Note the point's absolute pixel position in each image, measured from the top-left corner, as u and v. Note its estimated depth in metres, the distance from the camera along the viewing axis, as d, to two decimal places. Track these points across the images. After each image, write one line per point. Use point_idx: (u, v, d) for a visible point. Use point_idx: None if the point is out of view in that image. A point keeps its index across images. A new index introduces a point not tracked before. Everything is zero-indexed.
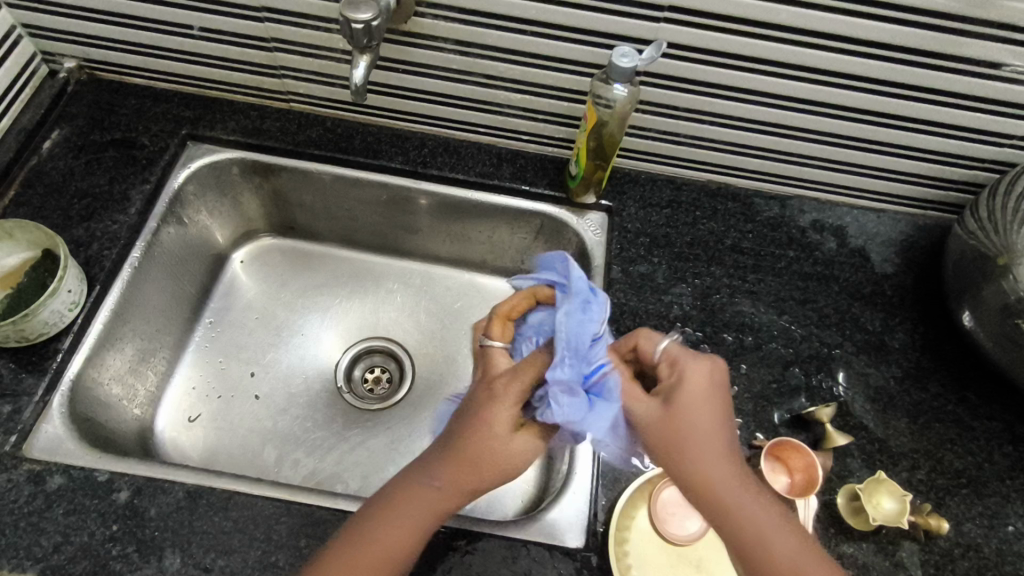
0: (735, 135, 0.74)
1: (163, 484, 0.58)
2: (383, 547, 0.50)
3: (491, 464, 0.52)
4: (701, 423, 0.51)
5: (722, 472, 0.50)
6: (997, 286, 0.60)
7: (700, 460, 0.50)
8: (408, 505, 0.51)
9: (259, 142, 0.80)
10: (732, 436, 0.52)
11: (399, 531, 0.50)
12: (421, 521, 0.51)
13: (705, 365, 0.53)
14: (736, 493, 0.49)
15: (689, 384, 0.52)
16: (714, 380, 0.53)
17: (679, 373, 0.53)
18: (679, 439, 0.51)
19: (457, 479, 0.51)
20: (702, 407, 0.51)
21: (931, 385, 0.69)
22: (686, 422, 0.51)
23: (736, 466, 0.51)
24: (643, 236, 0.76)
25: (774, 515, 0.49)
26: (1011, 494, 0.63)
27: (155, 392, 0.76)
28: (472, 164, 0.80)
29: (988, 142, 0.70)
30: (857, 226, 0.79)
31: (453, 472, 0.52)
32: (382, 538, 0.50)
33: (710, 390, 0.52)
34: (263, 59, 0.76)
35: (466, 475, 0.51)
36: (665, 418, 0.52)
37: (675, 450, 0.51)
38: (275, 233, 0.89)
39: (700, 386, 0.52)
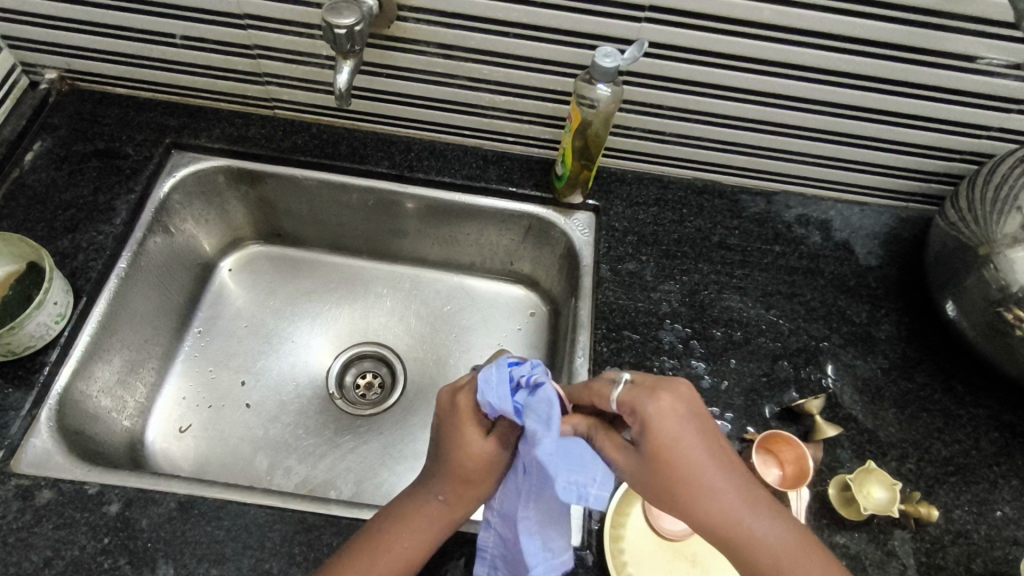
0: (719, 132, 0.75)
1: (154, 495, 0.57)
2: (399, 560, 0.51)
3: (488, 477, 0.53)
4: (686, 464, 0.46)
5: (724, 507, 0.45)
6: (979, 276, 0.61)
7: (693, 498, 0.45)
8: (416, 521, 0.52)
9: (245, 150, 0.80)
10: (725, 461, 0.47)
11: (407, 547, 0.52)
12: (428, 535, 0.52)
13: (665, 398, 0.47)
14: (745, 525, 0.45)
15: (657, 426, 0.46)
16: (679, 412, 0.47)
17: (641, 415, 0.47)
18: (666, 486, 0.46)
19: (458, 495, 0.53)
20: (682, 442, 0.46)
21: (917, 375, 0.70)
22: (669, 468, 0.45)
23: (738, 496, 0.46)
24: (631, 234, 0.76)
25: (793, 535, 0.46)
26: (998, 481, 0.64)
27: (145, 404, 0.75)
28: (458, 167, 0.80)
29: (966, 135, 0.71)
30: (841, 219, 0.80)
31: (459, 490, 0.53)
32: (394, 554, 0.51)
33: (683, 423, 0.46)
34: (247, 66, 0.76)
35: (471, 489, 0.53)
36: (645, 463, 0.46)
37: (669, 500, 0.46)
38: (263, 240, 0.89)
39: (671, 423, 0.46)
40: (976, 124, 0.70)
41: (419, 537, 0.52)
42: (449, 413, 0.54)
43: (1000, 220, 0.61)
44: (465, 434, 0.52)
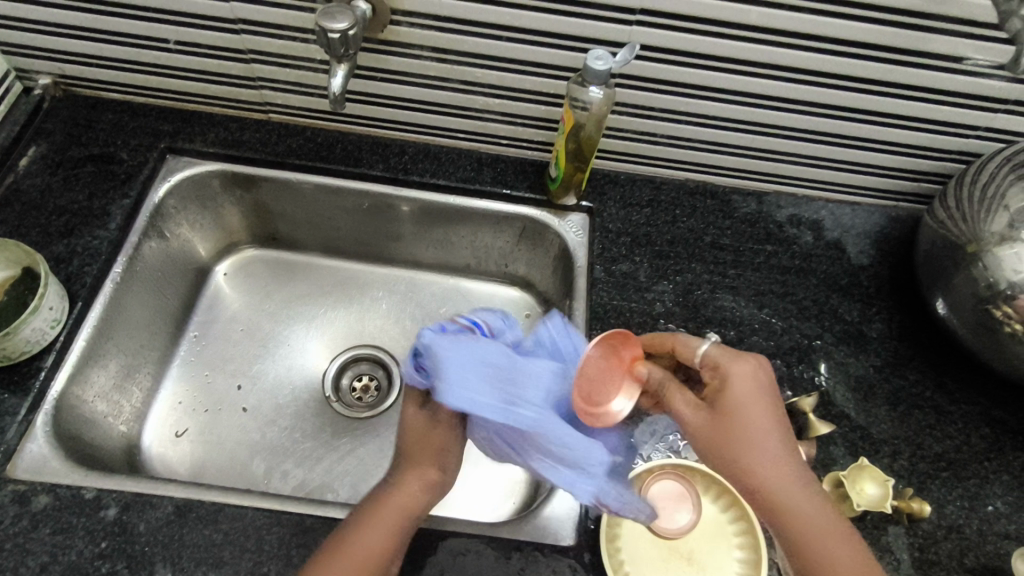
0: (711, 134, 0.76)
1: (151, 499, 0.57)
2: (371, 551, 0.51)
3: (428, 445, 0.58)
4: (744, 425, 0.52)
5: (764, 471, 0.51)
6: (968, 274, 0.62)
7: (745, 456, 0.51)
8: (371, 511, 0.53)
9: (240, 154, 0.80)
10: (777, 438, 0.52)
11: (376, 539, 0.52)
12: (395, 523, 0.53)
13: (746, 363, 0.54)
14: (774, 490, 0.51)
15: (734, 386, 0.53)
16: (754, 380, 0.54)
17: (724, 374, 0.54)
18: (725, 439, 0.52)
19: (411, 474, 0.56)
20: (746, 408, 0.52)
21: (909, 372, 0.70)
22: (731, 425, 0.52)
23: (784, 458, 0.52)
24: (624, 235, 0.77)
25: (820, 513, 0.51)
26: (989, 476, 0.65)
27: (141, 409, 0.75)
28: (453, 170, 0.81)
29: (954, 134, 0.72)
30: (832, 219, 0.81)
31: (414, 473, 0.56)
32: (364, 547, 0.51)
33: (754, 392, 0.53)
34: (240, 70, 0.76)
35: (421, 468, 0.56)
36: (713, 420, 0.53)
37: (718, 454, 0.52)
38: (258, 244, 0.89)
39: (746, 388, 0.53)
40: (964, 124, 0.71)
41: (380, 524, 0.52)
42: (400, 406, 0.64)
43: (988, 218, 0.62)
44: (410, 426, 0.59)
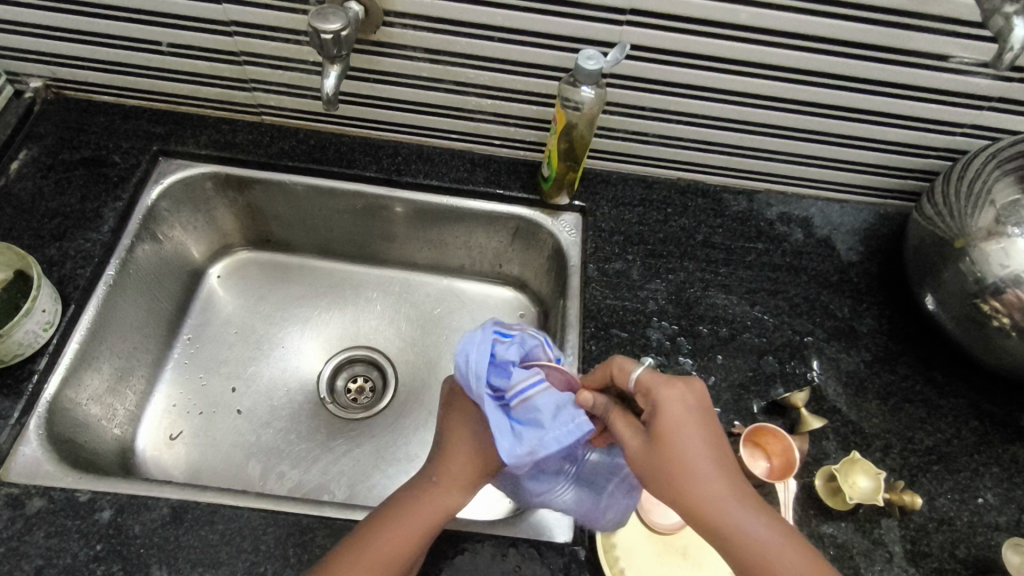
0: (701, 133, 0.76)
1: (146, 501, 0.57)
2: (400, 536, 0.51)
3: (481, 463, 0.57)
4: (686, 452, 0.48)
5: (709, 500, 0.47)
6: (956, 269, 0.63)
7: (684, 484, 0.47)
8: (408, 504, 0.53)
9: (232, 156, 0.80)
10: (720, 459, 0.48)
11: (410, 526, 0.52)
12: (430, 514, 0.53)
13: (677, 387, 0.50)
14: (733, 520, 0.46)
15: (665, 410, 0.49)
16: (687, 402, 0.50)
17: (654, 401, 0.50)
18: (660, 469, 0.48)
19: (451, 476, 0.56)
20: (679, 433, 0.48)
21: (899, 367, 0.71)
22: (672, 456, 0.48)
23: (730, 491, 0.47)
24: (617, 234, 0.77)
25: (777, 533, 0.46)
26: (979, 469, 0.66)
27: (135, 411, 0.75)
28: (446, 170, 0.81)
29: (940, 132, 0.73)
30: (822, 216, 0.82)
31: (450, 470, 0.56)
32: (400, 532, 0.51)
33: (685, 415, 0.49)
34: (233, 72, 0.77)
35: (459, 465, 0.56)
36: (650, 448, 0.49)
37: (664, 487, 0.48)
38: (252, 246, 0.89)
39: (678, 414, 0.49)
40: (949, 121, 0.72)
41: (415, 513, 0.53)
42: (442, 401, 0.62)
43: (975, 214, 0.63)
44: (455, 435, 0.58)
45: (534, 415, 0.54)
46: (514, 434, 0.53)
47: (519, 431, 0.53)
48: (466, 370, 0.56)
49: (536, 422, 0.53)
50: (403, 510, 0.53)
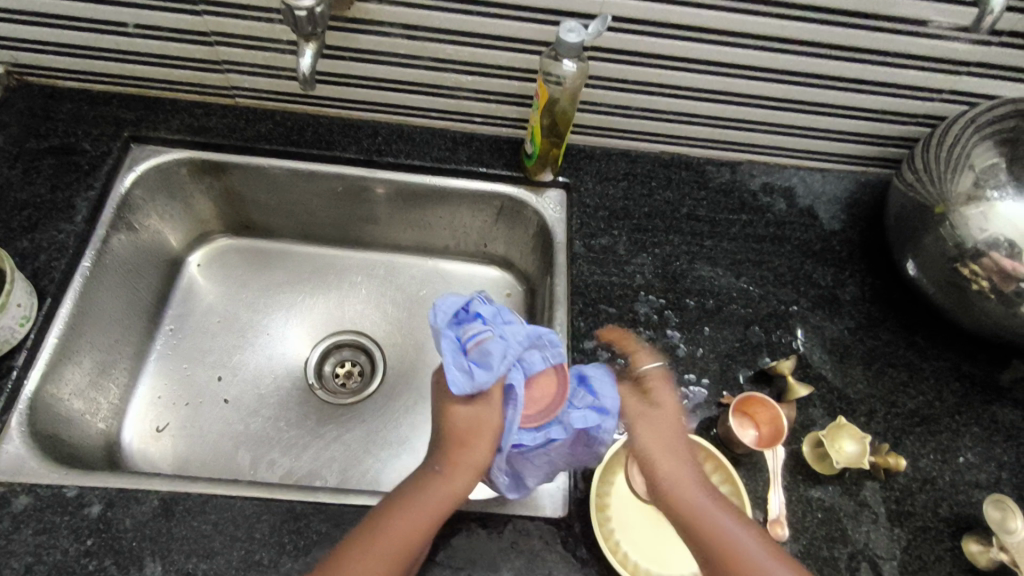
0: (685, 105, 0.76)
1: (136, 494, 0.56)
2: (403, 532, 0.49)
3: (480, 439, 0.52)
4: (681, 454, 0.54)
5: (676, 484, 0.52)
6: (937, 234, 0.64)
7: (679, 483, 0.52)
8: (411, 498, 0.51)
9: (207, 141, 0.78)
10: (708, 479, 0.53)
11: (412, 522, 0.50)
12: (435, 508, 0.50)
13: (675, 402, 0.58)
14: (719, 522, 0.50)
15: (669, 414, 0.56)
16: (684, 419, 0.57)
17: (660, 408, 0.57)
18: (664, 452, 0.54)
19: (457, 462, 0.52)
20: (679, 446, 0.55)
21: (882, 333, 0.72)
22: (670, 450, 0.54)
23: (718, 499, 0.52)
24: (602, 210, 0.77)
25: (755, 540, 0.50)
26: (960, 429, 0.67)
27: (119, 404, 0.74)
28: (428, 150, 0.80)
29: (920, 98, 0.74)
30: (805, 186, 0.82)
31: (450, 456, 0.52)
32: (406, 528, 0.50)
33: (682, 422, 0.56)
34: (204, 53, 0.74)
35: (464, 449, 0.52)
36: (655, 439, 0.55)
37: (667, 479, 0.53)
38: (231, 233, 0.88)
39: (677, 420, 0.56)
40: (928, 87, 0.72)
41: (420, 509, 0.50)
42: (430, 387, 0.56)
43: (956, 178, 0.63)
44: (445, 401, 0.53)
45: (486, 358, 0.52)
46: (465, 372, 0.51)
47: (471, 372, 0.51)
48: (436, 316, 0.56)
49: (487, 364, 0.52)
50: (407, 504, 0.50)
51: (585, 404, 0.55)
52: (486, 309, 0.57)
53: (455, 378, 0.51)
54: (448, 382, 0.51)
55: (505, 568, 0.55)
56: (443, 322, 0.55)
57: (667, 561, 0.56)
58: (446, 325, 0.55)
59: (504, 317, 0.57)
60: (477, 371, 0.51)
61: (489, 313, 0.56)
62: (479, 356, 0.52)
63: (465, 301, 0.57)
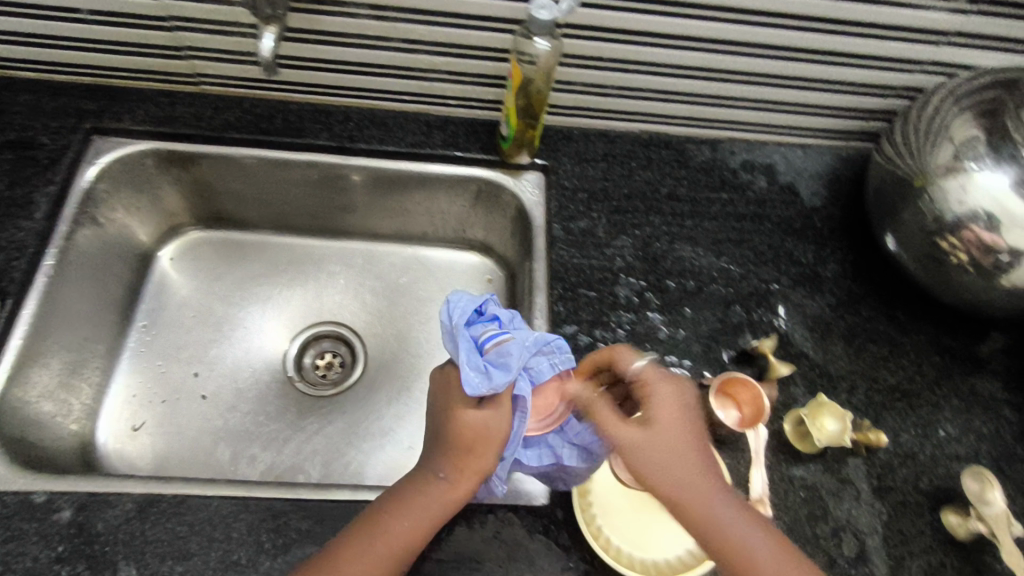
0: (662, 82, 0.74)
1: (108, 498, 0.55)
2: (401, 537, 0.49)
3: (486, 449, 0.52)
4: (676, 444, 0.51)
5: (692, 496, 0.49)
6: (916, 208, 0.63)
7: (677, 479, 0.50)
8: (411, 504, 0.50)
9: (171, 130, 0.75)
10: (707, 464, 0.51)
11: (411, 528, 0.50)
12: (435, 514, 0.50)
13: (673, 388, 0.54)
14: (718, 516, 0.49)
15: (660, 404, 0.53)
16: (682, 401, 0.53)
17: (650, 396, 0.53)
18: (662, 446, 0.51)
19: (462, 470, 0.51)
20: (676, 438, 0.51)
21: (863, 309, 0.72)
22: (667, 442, 0.51)
23: (717, 486, 0.50)
24: (581, 191, 0.76)
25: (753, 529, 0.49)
26: (940, 403, 0.67)
27: (92, 405, 0.72)
28: (401, 135, 0.78)
29: (899, 70, 0.73)
30: (785, 162, 0.81)
31: (455, 464, 0.51)
32: (404, 533, 0.50)
33: (676, 405, 0.53)
34: (164, 39, 0.72)
35: (470, 457, 0.51)
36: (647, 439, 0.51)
37: (662, 473, 0.50)
38: (202, 225, 0.85)
39: (672, 406, 0.53)
40: (907, 59, 0.71)
41: (420, 515, 0.50)
42: (438, 387, 0.55)
43: (934, 151, 0.63)
44: (455, 407, 0.53)
45: (505, 360, 0.53)
46: (481, 373, 0.53)
47: (488, 373, 0.53)
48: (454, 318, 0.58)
49: (505, 366, 0.53)
50: (406, 509, 0.50)
51: (579, 437, 0.56)
52: (499, 313, 0.59)
53: (471, 378, 0.52)
54: (464, 382, 0.52)
55: (489, 558, 0.55)
56: (459, 322, 0.57)
57: (652, 545, 0.56)
58: (461, 325, 0.57)
59: (516, 323, 0.59)
60: (494, 373, 0.53)
61: (504, 319, 0.59)
62: (495, 356, 0.54)
63: (478, 304, 0.59)
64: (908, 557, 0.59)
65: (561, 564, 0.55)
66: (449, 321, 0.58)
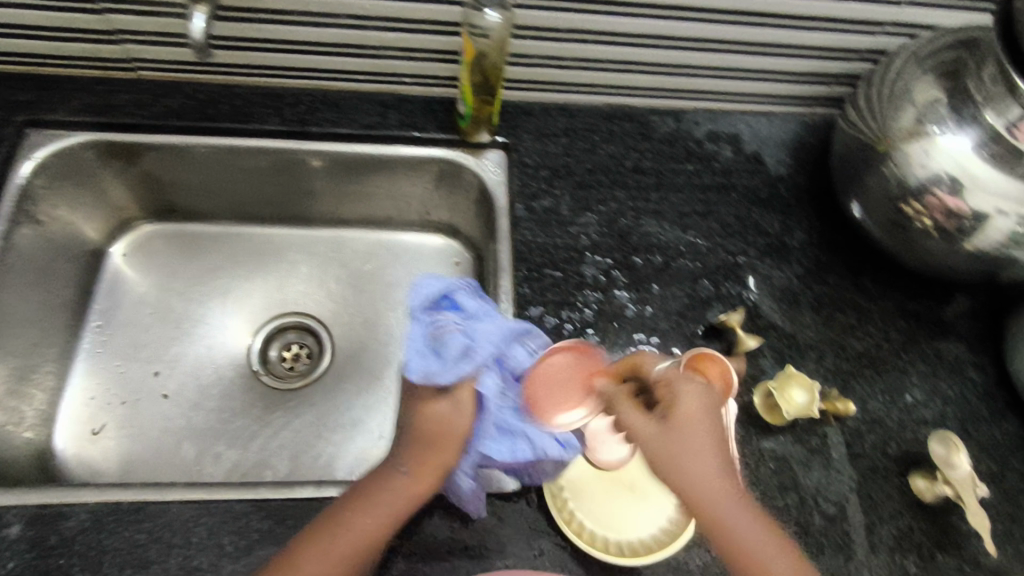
0: (621, 52, 0.72)
1: (60, 509, 0.53)
2: (362, 532, 0.47)
3: (451, 445, 0.52)
4: (695, 444, 0.46)
5: (711, 495, 0.45)
6: (880, 174, 0.62)
7: (694, 477, 0.45)
8: (372, 498, 0.48)
9: (110, 120, 0.71)
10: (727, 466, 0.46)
11: (373, 524, 0.47)
12: (396, 509, 0.48)
13: (699, 386, 0.49)
14: (730, 521, 0.44)
15: (685, 400, 0.48)
16: (707, 400, 0.48)
17: (675, 392, 0.49)
18: (676, 445, 0.46)
19: (427, 464, 0.51)
20: (696, 439, 0.46)
21: (830, 277, 0.72)
22: (683, 442, 0.46)
23: (734, 490, 0.45)
24: (543, 168, 0.74)
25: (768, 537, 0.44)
26: (907, 368, 0.68)
27: (46, 411, 0.70)
28: (355, 116, 0.75)
29: (860, 32, 0.71)
30: (750, 131, 0.80)
31: (419, 458, 0.51)
32: (365, 529, 0.47)
33: (702, 405, 0.47)
34: (94, 23, 0.68)
35: (435, 451, 0.51)
36: (664, 433, 0.47)
37: (677, 470, 0.45)
38: (154, 218, 0.82)
39: (695, 405, 0.47)
40: (867, 20, 0.70)
41: (381, 510, 0.48)
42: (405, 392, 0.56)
43: (896, 114, 0.62)
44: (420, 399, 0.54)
45: (444, 351, 0.54)
46: (421, 359, 0.54)
47: (427, 360, 0.54)
48: (419, 302, 0.59)
49: (443, 357, 0.54)
50: (367, 504, 0.48)
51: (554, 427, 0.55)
52: (465, 302, 0.59)
53: (412, 363, 0.54)
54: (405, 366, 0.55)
55: (460, 548, 0.54)
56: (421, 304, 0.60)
57: (626, 524, 0.56)
58: (422, 312, 0.59)
59: (483, 312, 0.59)
60: (431, 360, 0.54)
61: (471, 308, 0.59)
62: (439, 347, 0.55)
63: (447, 292, 0.60)
64: (878, 523, 0.60)
65: (533, 550, 0.55)
66: (414, 303, 0.60)
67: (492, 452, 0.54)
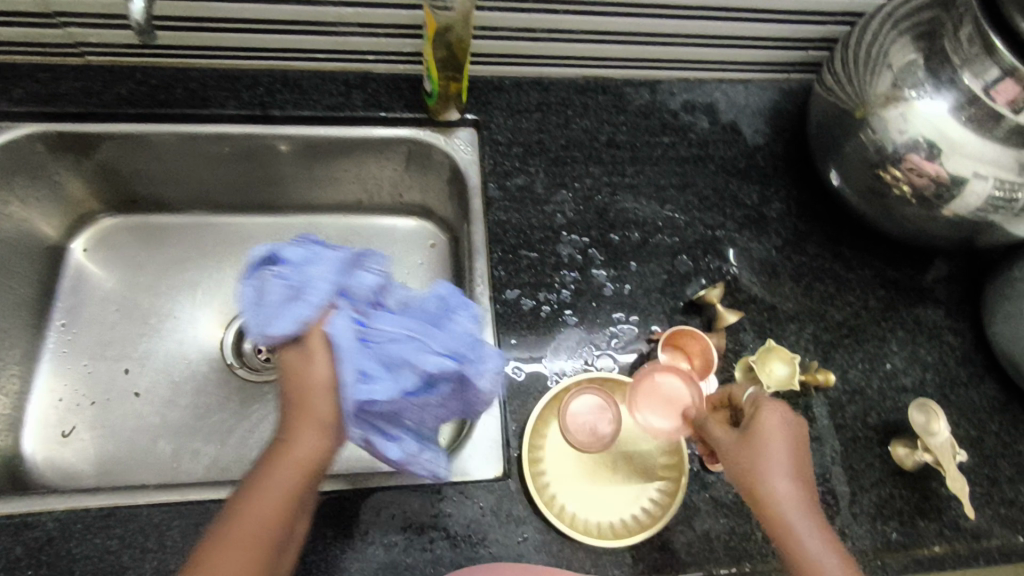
0: (591, 22, 0.70)
1: (25, 519, 0.51)
2: (254, 520, 0.39)
3: (319, 395, 0.45)
4: (769, 451, 0.46)
5: (785, 503, 0.44)
6: (858, 141, 0.61)
7: (765, 482, 0.45)
8: (256, 479, 0.41)
9: (58, 110, 0.68)
10: (803, 479, 0.46)
11: (263, 506, 0.40)
12: (286, 482, 0.41)
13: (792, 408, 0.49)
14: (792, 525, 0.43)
15: (765, 412, 0.48)
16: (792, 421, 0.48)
17: (757, 406, 0.49)
18: (747, 452, 0.46)
19: (301, 422, 0.44)
20: (773, 450, 0.46)
21: (809, 247, 0.71)
22: (755, 449, 0.46)
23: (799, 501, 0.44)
24: (516, 146, 0.72)
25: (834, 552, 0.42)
26: (887, 336, 0.67)
27: (12, 415, 0.68)
28: (318, 97, 0.72)
29: None
30: (727, 100, 0.78)
31: (292, 420, 0.44)
32: (257, 516, 0.40)
33: (785, 421, 0.48)
34: (32, 6, 0.64)
35: (304, 406, 0.44)
36: (740, 443, 0.47)
37: (744, 474, 0.46)
38: (114, 211, 0.79)
39: (779, 422, 0.47)
40: None
41: (269, 487, 0.41)
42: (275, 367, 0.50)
43: (873, 79, 0.60)
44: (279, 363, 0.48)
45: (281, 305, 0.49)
46: (260, 322, 0.49)
47: (267, 320, 0.49)
48: (245, 270, 0.54)
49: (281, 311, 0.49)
50: (251, 487, 0.41)
51: (441, 349, 0.52)
52: (293, 251, 0.54)
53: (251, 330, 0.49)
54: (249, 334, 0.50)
55: (443, 538, 0.53)
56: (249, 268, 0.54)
57: (610, 504, 0.57)
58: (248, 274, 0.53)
59: (314, 256, 0.54)
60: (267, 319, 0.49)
61: (301, 253, 0.54)
62: (274, 304, 0.50)
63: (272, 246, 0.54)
64: (860, 492, 0.60)
65: (516, 536, 0.54)
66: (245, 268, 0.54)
67: (378, 392, 0.49)
